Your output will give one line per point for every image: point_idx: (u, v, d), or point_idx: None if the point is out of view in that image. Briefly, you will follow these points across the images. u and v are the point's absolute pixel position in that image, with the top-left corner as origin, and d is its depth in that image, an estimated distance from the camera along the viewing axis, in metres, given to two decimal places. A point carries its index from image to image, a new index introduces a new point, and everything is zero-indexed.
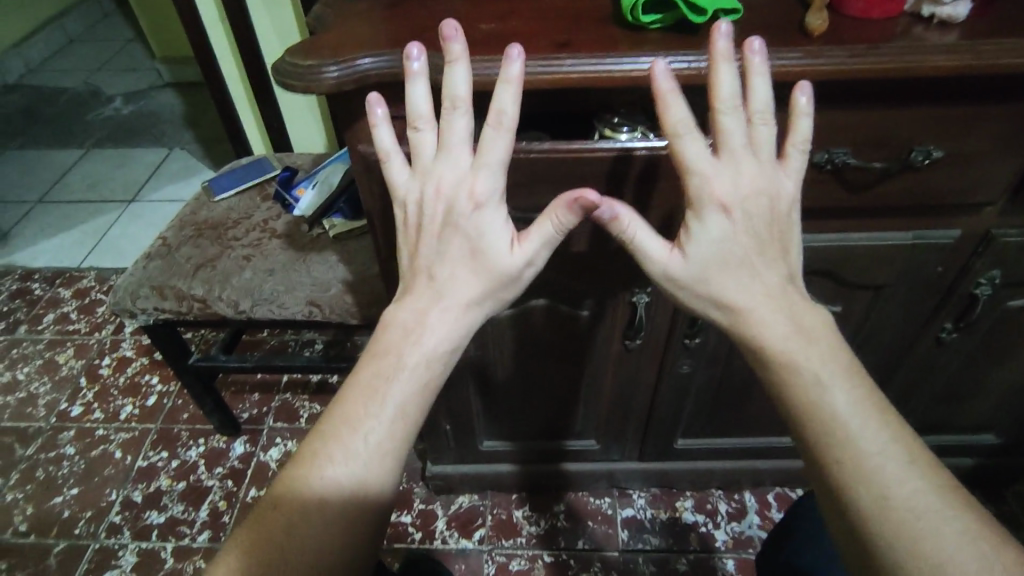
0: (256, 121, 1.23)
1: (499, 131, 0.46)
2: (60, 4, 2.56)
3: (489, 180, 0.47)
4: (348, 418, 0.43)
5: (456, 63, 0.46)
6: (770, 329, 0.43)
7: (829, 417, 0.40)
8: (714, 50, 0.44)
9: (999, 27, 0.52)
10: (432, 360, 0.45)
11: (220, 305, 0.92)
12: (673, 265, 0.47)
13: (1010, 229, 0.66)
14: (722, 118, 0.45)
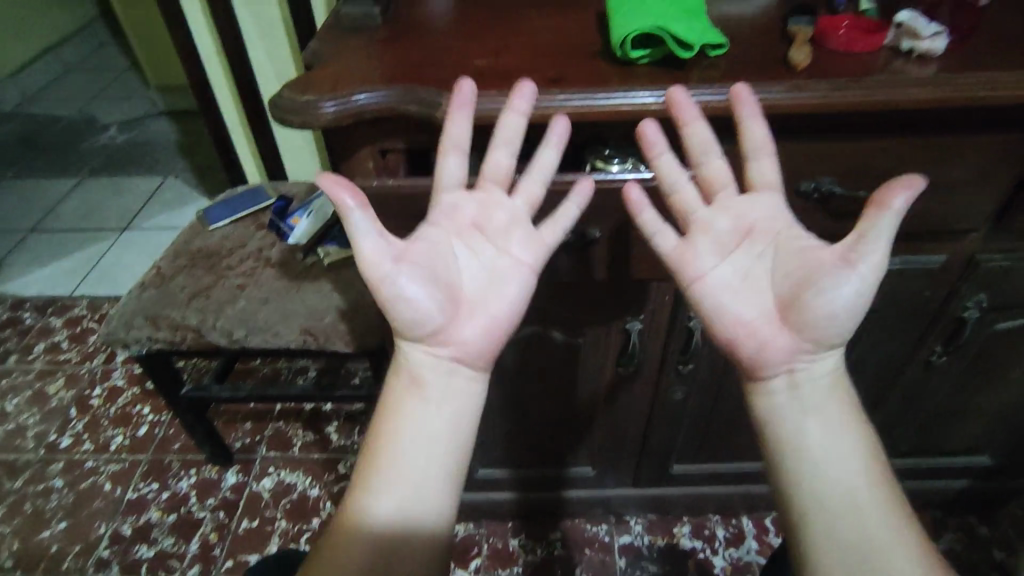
0: (252, 150, 1.25)
1: (494, 186, 0.54)
2: (56, 34, 2.59)
3: (489, 232, 0.54)
4: (384, 456, 0.48)
5: (507, 117, 0.52)
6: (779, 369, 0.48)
7: (825, 451, 0.45)
8: (749, 108, 0.50)
9: (975, 61, 0.54)
10: (444, 405, 0.50)
11: (214, 335, 0.92)
12: (729, 314, 0.50)
13: (994, 254, 0.68)
14: (754, 165, 0.51)
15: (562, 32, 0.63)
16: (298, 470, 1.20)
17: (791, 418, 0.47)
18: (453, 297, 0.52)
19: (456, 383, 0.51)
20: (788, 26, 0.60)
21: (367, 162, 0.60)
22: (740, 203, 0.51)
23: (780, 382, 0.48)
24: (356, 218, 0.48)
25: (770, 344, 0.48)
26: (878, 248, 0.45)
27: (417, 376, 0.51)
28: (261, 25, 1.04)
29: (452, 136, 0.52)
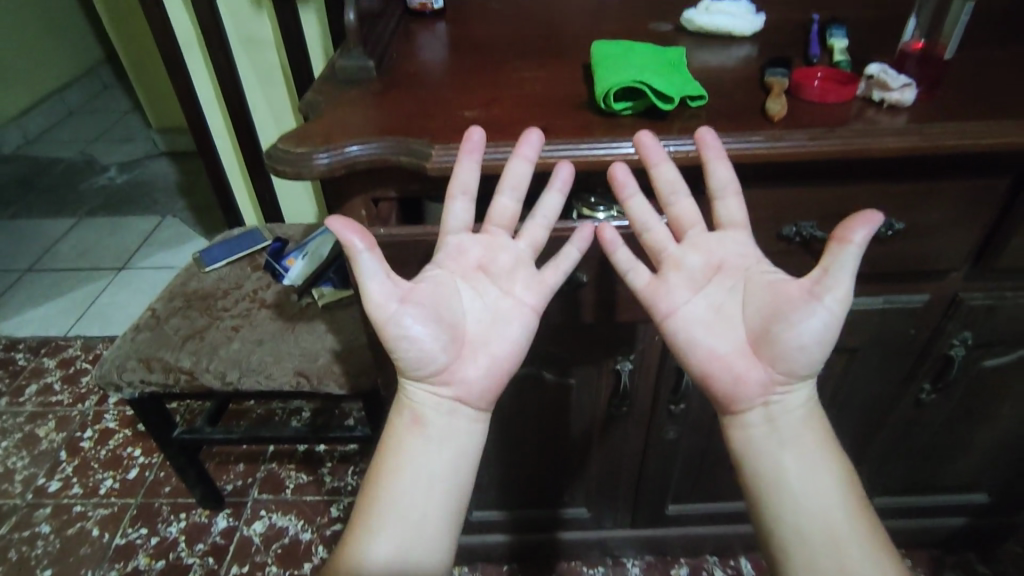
0: (249, 192, 1.27)
1: (500, 230, 0.56)
2: (61, 78, 2.65)
3: (496, 273, 0.55)
4: (384, 499, 0.50)
5: (515, 161, 0.54)
6: (754, 406, 0.51)
7: (802, 484, 0.49)
8: (714, 152, 0.53)
9: (944, 111, 0.57)
10: (442, 445, 0.52)
11: (207, 377, 0.92)
12: (707, 345, 0.52)
13: (975, 293, 0.69)
14: (721, 204, 0.54)
15: (549, 84, 0.66)
16: (290, 513, 1.19)
17: (769, 452, 0.50)
18: (456, 336, 0.53)
19: (457, 422, 0.53)
20: (765, 78, 0.63)
21: (360, 210, 0.61)
22: (710, 241, 0.54)
23: (758, 415, 0.51)
24: (363, 260, 0.48)
25: (744, 377, 0.51)
26: (842, 283, 0.47)
27: (417, 419, 0.52)
28: (261, 73, 1.08)
29: (459, 182, 0.54)
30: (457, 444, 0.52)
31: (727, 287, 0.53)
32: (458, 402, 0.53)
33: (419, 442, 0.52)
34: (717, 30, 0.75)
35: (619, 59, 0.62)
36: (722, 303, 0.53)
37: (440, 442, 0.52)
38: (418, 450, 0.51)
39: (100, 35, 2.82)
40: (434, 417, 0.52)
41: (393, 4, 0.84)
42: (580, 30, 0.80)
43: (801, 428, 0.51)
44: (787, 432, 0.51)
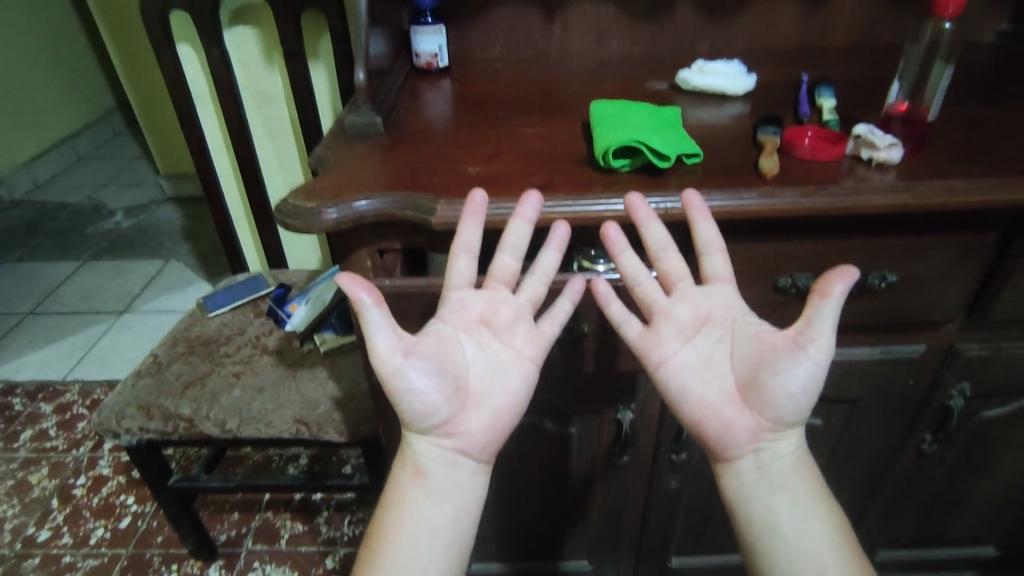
0: (254, 239, 1.29)
1: (501, 287, 0.57)
2: (74, 126, 2.72)
3: (498, 328, 0.56)
4: (386, 552, 0.50)
5: (516, 221, 0.56)
6: (745, 454, 0.52)
7: (796, 532, 0.49)
8: (698, 212, 0.54)
9: (929, 169, 0.59)
10: (443, 496, 0.52)
11: (206, 425, 0.91)
12: (697, 396, 0.53)
13: (970, 343, 0.70)
14: (708, 261, 0.55)
15: (550, 140, 0.69)
16: (285, 564, 1.16)
17: (762, 500, 0.51)
18: (459, 389, 0.53)
19: (458, 473, 0.53)
20: (758, 136, 0.65)
21: (366, 260, 0.63)
22: (697, 294, 0.55)
23: (749, 462, 0.52)
24: (372, 315, 0.49)
25: (734, 425, 0.52)
26: (824, 333, 0.48)
27: (417, 471, 0.52)
28: (271, 126, 1.11)
29: (462, 241, 0.55)
30: (458, 495, 0.52)
31: (716, 337, 0.54)
32: (460, 454, 0.53)
33: (422, 495, 0.52)
34: (711, 89, 0.79)
35: (618, 118, 0.65)
36: (713, 354, 0.54)
37: (441, 494, 0.52)
38: (420, 503, 0.51)
39: (113, 85, 2.91)
40: (436, 470, 0.52)
41: (401, 63, 0.88)
42: (579, 89, 0.84)
43: (790, 473, 0.51)
44: (776, 478, 0.51)
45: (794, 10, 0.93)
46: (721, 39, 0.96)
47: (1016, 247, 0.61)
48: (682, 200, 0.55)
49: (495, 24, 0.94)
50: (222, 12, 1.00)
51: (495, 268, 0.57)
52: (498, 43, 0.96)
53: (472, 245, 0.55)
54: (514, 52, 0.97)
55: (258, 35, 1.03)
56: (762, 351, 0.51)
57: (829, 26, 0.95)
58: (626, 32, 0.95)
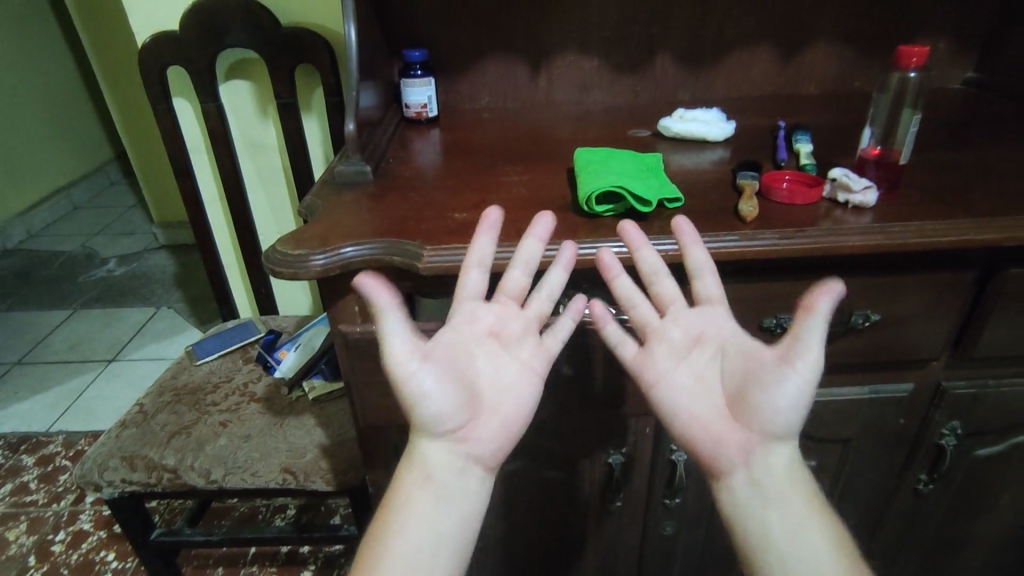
0: (246, 285, 1.29)
1: (511, 299, 0.57)
2: (70, 177, 2.75)
3: (508, 338, 0.56)
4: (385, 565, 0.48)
5: (527, 241, 0.56)
6: (739, 473, 0.51)
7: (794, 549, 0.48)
8: (688, 238, 0.55)
9: (905, 211, 0.61)
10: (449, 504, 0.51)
11: (191, 475, 0.89)
12: (691, 414, 0.53)
13: (957, 381, 0.71)
14: (700, 283, 0.55)
15: (535, 187, 0.70)
16: None
17: (759, 519, 0.49)
18: (471, 397, 0.52)
19: (462, 488, 0.51)
20: (736, 180, 0.67)
21: (353, 307, 0.63)
22: (690, 315, 0.55)
23: (743, 479, 0.51)
24: (389, 319, 0.49)
25: (726, 442, 0.51)
26: (812, 350, 0.49)
27: (414, 491, 0.51)
28: (263, 174, 1.13)
29: (473, 257, 0.55)
30: (459, 513, 0.51)
31: (708, 357, 0.54)
32: (464, 469, 0.52)
33: (419, 516, 0.50)
34: (692, 135, 0.81)
35: (600, 165, 0.66)
36: (704, 375, 0.54)
37: (440, 514, 0.50)
38: (415, 527, 0.49)
39: (110, 135, 2.96)
40: (436, 489, 0.51)
41: (391, 113, 0.91)
42: (564, 137, 0.86)
43: (788, 489, 0.50)
44: (774, 496, 0.50)
45: (770, 61, 0.97)
46: (701, 88, 0.99)
47: (993, 285, 0.63)
48: (674, 228, 0.56)
49: (482, 75, 0.98)
50: (218, 67, 1.03)
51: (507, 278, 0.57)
52: (486, 93, 0.99)
53: (481, 261, 0.55)
54: (502, 102, 1.00)
55: (252, 88, 1.06)
56: (754, 367, 0.51)
57: (804, 76, 0.99)
58: (610, 82, 0.99)
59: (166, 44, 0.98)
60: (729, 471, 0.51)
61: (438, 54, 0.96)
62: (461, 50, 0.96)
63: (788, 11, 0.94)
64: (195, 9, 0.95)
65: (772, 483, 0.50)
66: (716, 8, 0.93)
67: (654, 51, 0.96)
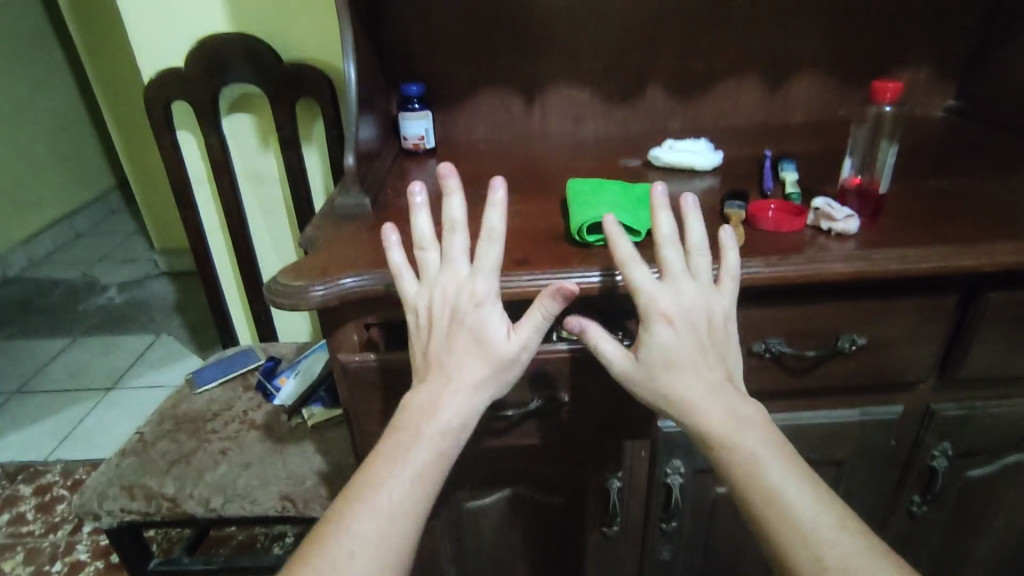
0: (246, 313, 1.31)
1: (491, 243, 0.53)
2: (72, 205, 2.78)
3: (487, 282, 0.53)
4: (370, 483, 0.46)
5: (493, 208, 0.52)
6: (710, 415, 0.49)
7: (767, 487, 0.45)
8: (654, 201, 0.54)
9: (886, 238, 0.63)
10: (447, 432, 0.49)
11: (190, 504, 0.89)
12: (624, 364, 0.53)
13: (946, 403, 0.72)
14: (665, 251, 0.53)
15: (530, 217, 0.72)
16: None
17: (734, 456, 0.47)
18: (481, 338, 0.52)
19: (403, 510, 0.45)
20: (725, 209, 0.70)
21: (352, 335, 0.65)
22: (663, 291, 0.52)
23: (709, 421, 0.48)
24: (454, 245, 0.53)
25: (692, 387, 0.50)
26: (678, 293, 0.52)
27: (367, 482, 0.46)
28: (264, 205, 1.16)
29: (417, 233, 0.54)
30: (400, 537, 0.44)
31: (668, 368, 0.50)
32: (409, 488, 0.46)
33: (353, 544, 0.43)
34: (681, 165, 0.84)
35: (592, 196, 0.69)
36: (669, 388, 0.50)
37: (377, 540, 0.43)
38: (344, 560, 0.42)
39: (113, 164, 3.00)
40: (377, 514, 0.44)
41: (389, 146, 0.93)
42: (558, 167, 0.89)
43: (781, 449, 0.47)
44: (770, 453, 0.46)
45: (756, 91, 1.01)
46: (690, 118, 1.02)
47: (975, 309, 0.64)
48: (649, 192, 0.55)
49: (478, 108, 1.01)
50: (221, 101, 1.06)
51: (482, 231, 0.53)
52: (482, 125, 1.02)
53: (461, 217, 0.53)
54: (498, 133, 1.03)
55: (254, 122, 1.09)
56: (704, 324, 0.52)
57: (790, 105, 1.02)
58: (601, 114, 1.02)
59: (171, 81, 1.01)
60: (717, 427, 0.48)
61: (435, 88, 0.99)
62: (457, 84, 0.99)
63: (772, 44, 0.97)
64: (200, 48, 0.99)
65: (770, 480, 0.45)
66: (703, 43, 0.97)
67: (643, 84, 1.00)
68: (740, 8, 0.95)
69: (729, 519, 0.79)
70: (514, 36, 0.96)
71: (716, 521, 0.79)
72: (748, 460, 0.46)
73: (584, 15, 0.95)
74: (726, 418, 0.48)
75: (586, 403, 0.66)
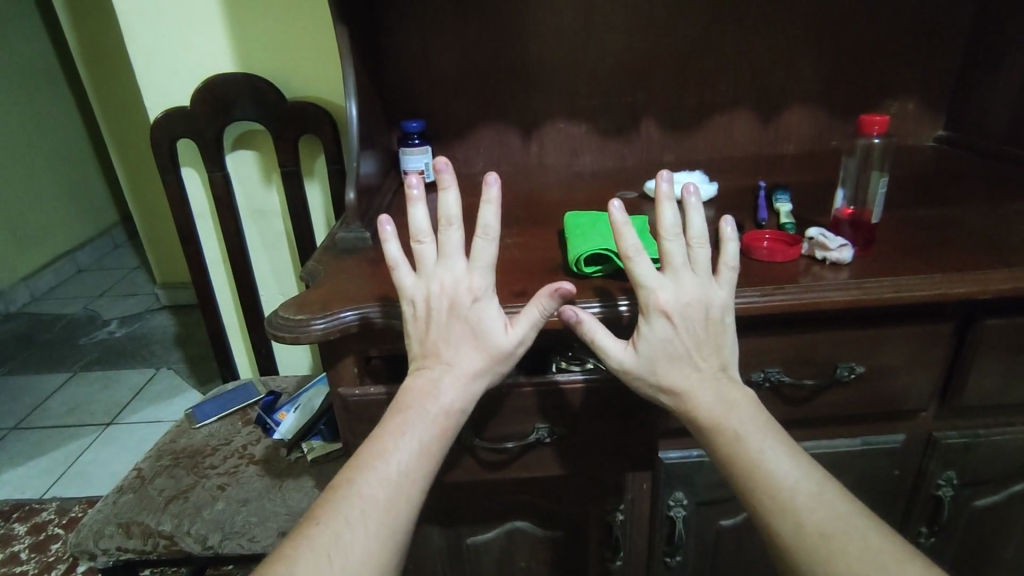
0: (247, 346, 1.31)
1: (487, 241, 0.53)
2: (75, 241, 2.80)
3: (483, 278, 0.54)
4: (377, 452, 0.48)
5: (489, 204, 0.52)
6: (702, 398, 0.52)
7: (753, 462, 0.47)
8: (659, 192, 0.54)
9: (880, 266, 0.63)
10: (449, 412, 0.51)
11: (187, 541, 0.88)
12: (627, 358, 0.55)
13: (948, 431, 0.72)
14: (667, 244, 0.54)
15: (528, 250, 0.73)
16: None
17: (727, 434, 0.49)
18: (478, 331, 0.54)
19: (410, 477, 0.47)
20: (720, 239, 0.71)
21: (353, 368, 0.65)
22: (666, 283, 0.54)
23: (705, 406, 0.51)
24: (449, 241, 0.54)
25: (685, 376, 0.53)
26: (678, 286, 0.54)
27: (374, 454, 0.48)
28: (266, 239, 1.17)
29: (414, 225, 0.54)
30: (407, 502, 0.46)
31: (665, 358, 0.54)
32: (413, 457, 0.48)
33: (364, 505, 0.45)
34: None
35: (589, 229, 0.70)
36: (662, 376, 0.54)
37: (386, 503, 0.45)
38: (355, 520, 0.44)
39: (116, 200, 3.04)
40: (385, 481, 0.46)
41: (389, 180, 0.95)
42: (555, 199, 0.90)
43: (773, 429, 0.49)
44: (762, 434, 0.49)
45: (749, 124, 1.03)
46: (685, 150, 1.04)
47: (972, 335, 0.65)
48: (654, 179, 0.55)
49: (477, 143, 1.03)
50: (225, 139, 1.09)
51: (478, 227, 0.53)
52: (481, 158, 1.04)
53: (457, 214, 0.53)
54: (496, 166, 1.04)
55: (258, 157, 1.11)
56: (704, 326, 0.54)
57: (782, 137, 1.04)
58: (598, 147, 1.04)
59: (177, 120, 1.03)
60: (710, 415, 0.51)
61: (434, 124, 1.01)
62: (456, 120, 1.01)
63: (763, 78, 1.00)
64: (206, 88, 1.01)
65: (754, 453, 0.47)
66: (696, 77, 0.99)
67: (639, 117, 1.02)
68: (731, 45, 0.97)
69: (734, 552, 0.77)
70: (512, 73, 0.99)
71: (722, 554, 0.78)
72: (732, 438, 0.49)
73: (580, 53, 0.98)
74: (716, 402, 0.51)
75: (587, 436, 0.66)
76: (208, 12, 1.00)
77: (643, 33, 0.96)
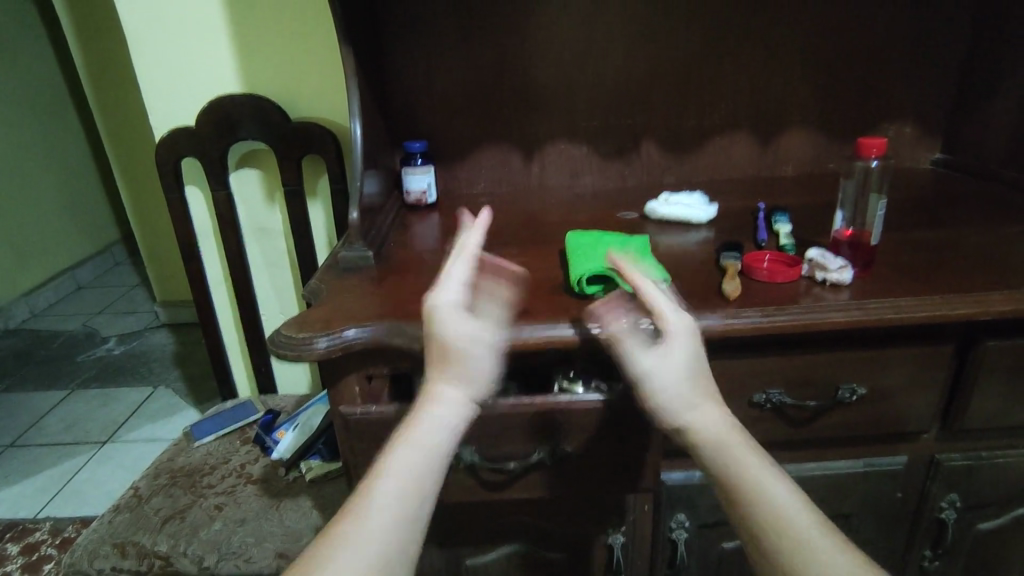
0: (246, 364, 1.31)
1: (464, 258, 0.58)
2: (76, 258, 2.81)
3: (449, 296, 0.55)
4: (364, 496, 0.46)
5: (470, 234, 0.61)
6: (707, 438, 0.49)
7: (761, 511, 0.45)
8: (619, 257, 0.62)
9: (880, 288, 0.64)
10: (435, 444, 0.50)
11: (183, 561, 0.87)
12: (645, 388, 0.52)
13: (951, 453, 0.71)
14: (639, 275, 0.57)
15: (530, 269, 0.74)
16: None
17: (734, 476, 0.47)
18: (447, 351, 0.53)
19: (399, 517, 0.46)
20: (720, 261, 0.71)
21: (355, 387, 0.65)
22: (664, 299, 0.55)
23: (709, 444, 0.49)
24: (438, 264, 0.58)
25: (688, 412, 0.51)
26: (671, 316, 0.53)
27: (363, 500, 0.46)
28: (268, 257, 1.18)
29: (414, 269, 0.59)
30: (401, 545, 0.45)
31: (673, 389, 0.51)
32: (405, 489, 0.47)
33: (354, 554, 0.43)
34: (677, 218, 0.86)
35: (591, 249, 0.70)
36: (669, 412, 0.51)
37: (378, 550, 0.44)
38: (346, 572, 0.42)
39: (118, 218, 3.06)
40: (374, 525, 0.45)
41: (391, 199, 0.96)
42: (556, 219, 0.91)
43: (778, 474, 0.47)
44: (768, 478, 0.47)
45: (747, 145, 1.04)
46: (685, 171, 1.05)
47: (972, 358, 0.65)
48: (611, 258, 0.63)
49: (478, 164, 1.04)
50: (230, 158, 1.10)
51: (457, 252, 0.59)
52: (483, 179, 1.05)
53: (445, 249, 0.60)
54: (498, 187, 1.05)
55: (261, 177, 1.12)
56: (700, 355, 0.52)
57: (780, 160, 1.05)
58: (598, 168, 1.05)
59: (183, 139, 1.05)
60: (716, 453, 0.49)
61: (437, 145, 1.02)
62: (459, 142, 1.02)
63: (761, 102, 1.01)
64: (211, 108, 1.03)
65: (757, 494, 0.46)
66: (695, 100, 1.01)
67: (639, 139, 1.03)
68: (729, 68, 0.99)
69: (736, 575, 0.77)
70: (514, 96, 1.00)
71: None
72: (736, 478, 0.47)
73: (581, 76, 0.99)
74: (722, 441, 0.49)
75: (588, 457, 0.65)
76: (215, 34, 1.02)
77: (644, 57, 0.98)
